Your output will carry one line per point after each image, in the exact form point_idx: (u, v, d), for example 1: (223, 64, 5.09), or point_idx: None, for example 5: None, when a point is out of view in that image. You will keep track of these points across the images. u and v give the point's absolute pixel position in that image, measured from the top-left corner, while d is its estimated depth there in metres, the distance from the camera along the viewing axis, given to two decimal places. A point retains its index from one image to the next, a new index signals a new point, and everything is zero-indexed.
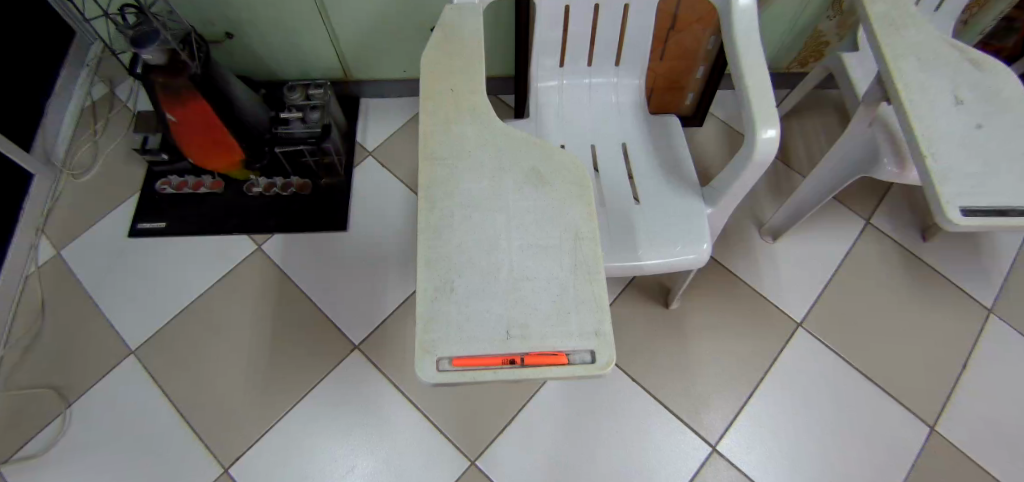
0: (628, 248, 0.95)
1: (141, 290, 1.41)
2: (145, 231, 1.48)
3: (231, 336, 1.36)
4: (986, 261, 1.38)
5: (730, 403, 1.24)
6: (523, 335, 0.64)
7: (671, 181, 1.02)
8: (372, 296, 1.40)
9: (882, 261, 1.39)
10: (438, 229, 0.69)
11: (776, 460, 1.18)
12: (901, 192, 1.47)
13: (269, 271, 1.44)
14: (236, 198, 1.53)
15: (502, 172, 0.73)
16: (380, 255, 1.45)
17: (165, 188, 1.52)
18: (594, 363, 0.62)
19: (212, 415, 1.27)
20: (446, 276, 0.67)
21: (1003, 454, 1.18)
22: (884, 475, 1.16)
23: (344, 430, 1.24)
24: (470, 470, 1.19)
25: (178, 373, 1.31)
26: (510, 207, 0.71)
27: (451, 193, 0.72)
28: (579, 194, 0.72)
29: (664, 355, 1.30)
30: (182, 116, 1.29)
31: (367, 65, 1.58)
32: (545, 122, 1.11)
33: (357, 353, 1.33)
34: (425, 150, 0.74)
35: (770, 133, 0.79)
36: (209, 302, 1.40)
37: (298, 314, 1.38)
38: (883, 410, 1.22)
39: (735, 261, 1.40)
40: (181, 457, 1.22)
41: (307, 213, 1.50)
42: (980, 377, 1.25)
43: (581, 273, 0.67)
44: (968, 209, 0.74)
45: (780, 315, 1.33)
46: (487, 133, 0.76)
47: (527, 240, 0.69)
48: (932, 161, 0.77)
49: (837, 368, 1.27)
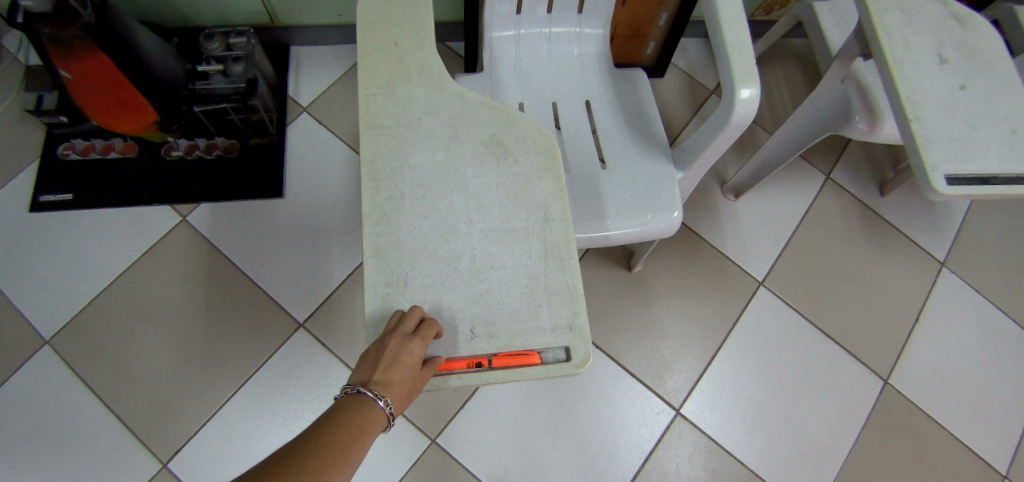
0: (595, 218, 0.89)
1: (50, 273, 1.24)
2: (49, 204, 1.29)
3: (160, 320, 1.23)
4: (937, 214, 1.41)
5: (694, 366, 1.24)
6: (489, 333, 0.57)
7: (639, 142, 0.95)
8: (318, 271, 1.28)
9: (841, 216, 1.40)
10: (387, 212, 0.60)
11: (738, 420, 1.20)
12: (860, 146, 1.47)
13: (199, 246, 1.29)
14: (153, 163, 1.35)
15: (458, 143, 0.64)
16: (324, 226, 1.33)
17: (68, 153, 1.33)
18: (569, 362, 0.56)
19: (145, 406, 1.16)
20: (398, 269, 0.58)
21: (946, 399, 1.25)
22: (837, 427, 1.21)
23: (294, 415, 1.17)
24: (431, 449, 1.15)
25: (102, 364, 1.18)
26: (469, 184, 0.62)
27: (399, 169, 0.62)
28: (547, 167, 0.64)
29: (629, 319, 1.28)
30: (78, 73, 1.09)
31: (297, 10, 1.39)
32: (502, 77, 1.00)
33: (303, 331, 1.23)
34: (366, 117, 0.64)
35: (748, 93, 0.73)
36: (131, 281, 1.25)
37: (236, 292, 1.26)
38: (839, 364, 1.26)
39: (699, 220, 1.37)
40: (114, 457, 1.12)
41: (236, 178, 1.35)
42: (927, 328, 1.30)
43: (552, 259, 0.60)
44: (952, 177, 0.71)
45: (742, 275, 1.32)
46: (439, 96, 0.65)
47: (490, 222, 0.61)
48: (917, 125, 0.73)
49: (796, 324, 1.29)
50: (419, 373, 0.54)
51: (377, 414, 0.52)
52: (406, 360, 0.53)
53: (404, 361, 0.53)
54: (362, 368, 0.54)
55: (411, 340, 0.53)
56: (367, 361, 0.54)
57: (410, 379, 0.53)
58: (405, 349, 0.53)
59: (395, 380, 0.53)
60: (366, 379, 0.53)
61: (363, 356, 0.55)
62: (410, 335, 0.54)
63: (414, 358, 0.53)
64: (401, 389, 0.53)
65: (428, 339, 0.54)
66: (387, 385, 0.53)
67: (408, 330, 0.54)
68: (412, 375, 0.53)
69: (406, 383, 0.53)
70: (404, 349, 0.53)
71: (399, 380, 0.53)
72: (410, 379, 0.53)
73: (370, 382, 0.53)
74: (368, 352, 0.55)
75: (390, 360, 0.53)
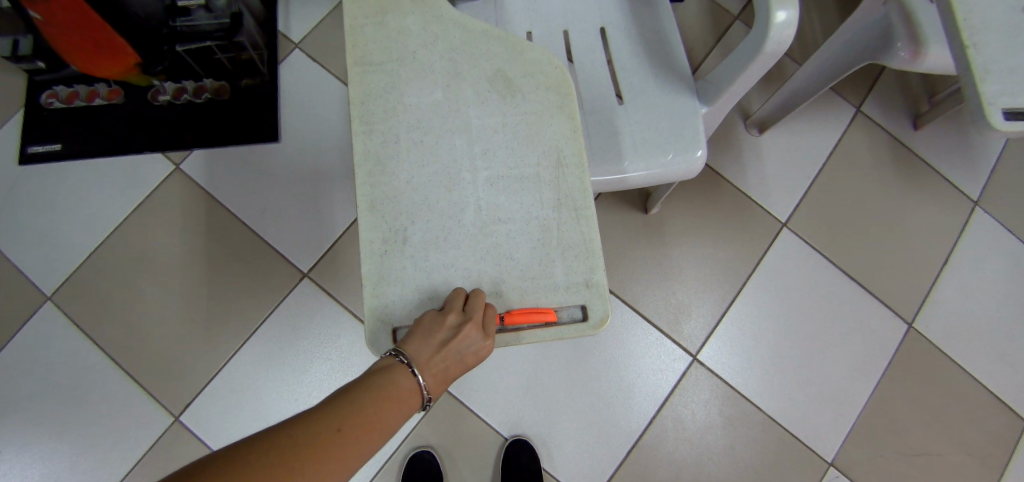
0: (611, 159, 0.81)
1: (45, 228, 1.21)
2: (37, 156, 1.24)
3: (162, 272, 1.20)
4: (975, 150, 1.31)
5: (712, 311, 1.21)
6: (499, 292, 0.52)
7: (660, 73, 0.85)
8: (319, 221, 1.24)
9: (872, 153, 1.30)
10: (382, 160, 0.54)
11: (755, 365, 1.18)
12: (894, 76, 1.35)
13: (195, 196, 1.24)
14: (140, 108, 1.28)
15: (458, 78, 0.56)
16: (322, 174, 1.26)
17: (52, 101, 1.26)
18: (585, 322, 0.52)
19: (156, 358, 1.16)
20: (396, 224, 0.53)
21: (969, 343, 1.21)
22: (855, 371, 1.19)
23: (304, 366, 1.16)
24: (444, 398, 1.15)
25: (109, 320, 1.17)
26: (472, 127, 0.56)
27: (393, 112, 0.55)
28: (560, 104, 0.56)
29: (645, 262, 1.23)
30: (47, 14, 1.00)
31: None
32: (508, 3, 0.90)
33: (307, 280, 1.20)
34: (353, 53, 0.56)
35: (785, 16, 0.64)
36: (129, 234, 1.22)
37: (238, 244, 1.22)
38: (862, 308, 1.22)
39: (720, 159, 1.29)
40: (130, 408, 1.13)
41: (228, 123, 1.28)
42: (955, 271, 1.24)
43: (566, 210, 0.54)
44: (1011, 112, 0.61)
45: (763, 216, 1.26)
46: (435, 25, 0.57)
47: (496, 170, 0.55)
48: (975, 52, 0.62)
49: (818, 267, 1.24)
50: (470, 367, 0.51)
51: (420, 400, 0.49)
52: (470, 355, 0.50)
53: (468, 355, 0.50)
54: (418, 345, 0.49)
55: (483, 339, 0.50)
56: (427, 340, 0.50)
57: (461, 371, 0.51)
58: (475, 346, 0.50)
59: (449, 371, 0.50)
60: (421, 360, 0.49)
61: (420, 331, 0.50)
62: (484, 334, 0.50)
63: (478, 355, 0.51)
64: (447, 379, 0.51)
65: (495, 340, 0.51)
66: (440, 374, 0.50)
67: (482, 326, 0.50)
68: (466, 367, 0.51)
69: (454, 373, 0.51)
70: (475, 345, 0.50)
71: (454, 370, 0.51)
72: (461, 370, 0.51)
73: (424, 365, 0.49)
74: (429, 330, 0.50)
75: (455, 351, 0.50)
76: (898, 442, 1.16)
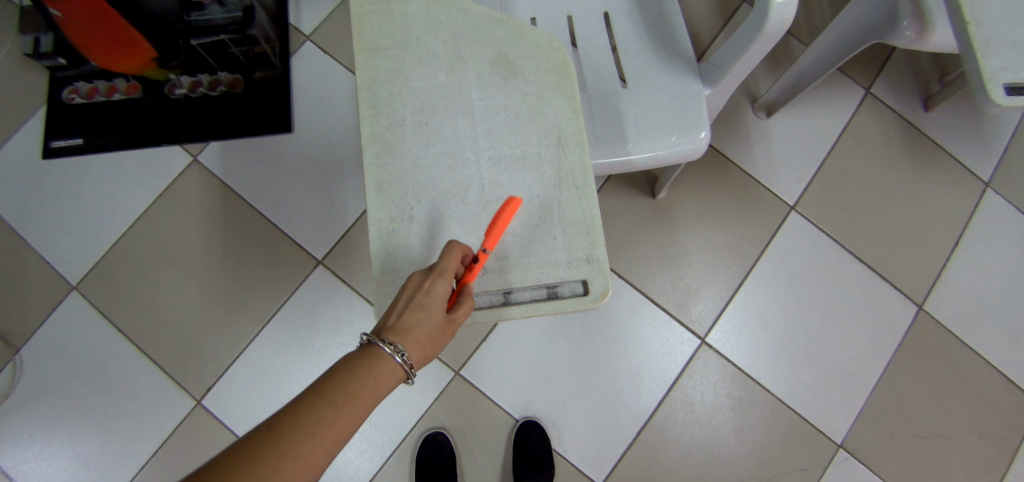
0: (615, 142, 0.82)
1: (69, 220, 1.25)
2: (61, 150, 1.28)
3: (181, 261, 1.24)
4: (989, 130, 1.29)
5: (721, 295, 1.21)
6: (502, 268, 0.55)
7: (663, 56, 0.86)
8: (332, 209, 1.26)
9: (882, 134, 1.29)
10: (389, 142, 0.56)
11: (764, 347, 1.19)
12: (905, 56, 1.33)
13: (212, 187, 1.28)
14: (157, 102, 1.31)
15: (461, 62, 0.58)
16: (334, 163, 1.29)
17: (73, 97, 1.30)
18: (586, 295, 0.54)
19: (178, 344, 1.20)
20: (402, 203, 0.55)
21: (980, 325, 1.20)
22: (864, 353, 1.19)
23: (320, 350, 1.20)
24: (455, 381, 1.17)
25: (132, 308, 1.22)
26: (475, 109, 0.57)
27: (399, 96, 0.57)
28: (560, 85, 0.58)
29: (653, 246, 1.24)
30: (67, 10, 1.03)
31: None
32: None
33: (322, 268, 1.23)
34: (359, 39, 0.58)
35: None
36: (149, 225, 1.26)
37: (254, 233, 1.25)
38: (871, 291, 1.22)
39: (728, 143, 1.29)
40: (154, 392, 1.18)
41: (242, 115, 1.31)
42: (967, 253, 1.23)
43: (567, 188, 0.55)
44: (1013, 87, 0.60)
45: (772, 199, 1.26)
46: (439, 10, 0.59)
47: (498, 150, 0.57)
48: (976, 27, 0.62)
49: (827, 250, 1.23)
50: (441, 318, 0.51)
51: (391, 363, 0.49)
52: (428, 301, 0.51)
53: (425, 301, 0.51)
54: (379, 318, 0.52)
55: (431, 279, 0.51)
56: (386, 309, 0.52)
57: (429, 323, 0.51)
58: (426, 289, 0.51)
59: (415, 324, 0.51)
60: (382, 327, 0.51)
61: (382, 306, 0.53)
62: (432, 272, 0.52)
63: (435, 297, 0.51)
64: (418, 336, 0.51)
65: (450, 276, 0.52)
66: (405, 330, 0.50)
67: (429, 269, 0.52)
68: (433, 316, 0.51)
69: (425, 327, 0.51)
70: (426, 288, 0.51)
71: (420, 322, 0.51)
72: (430, 323, 0.51)
73: (385, 330, 0.51)
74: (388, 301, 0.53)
75: (410, 302, 0.51)
76: (909, 425, 1.16)
